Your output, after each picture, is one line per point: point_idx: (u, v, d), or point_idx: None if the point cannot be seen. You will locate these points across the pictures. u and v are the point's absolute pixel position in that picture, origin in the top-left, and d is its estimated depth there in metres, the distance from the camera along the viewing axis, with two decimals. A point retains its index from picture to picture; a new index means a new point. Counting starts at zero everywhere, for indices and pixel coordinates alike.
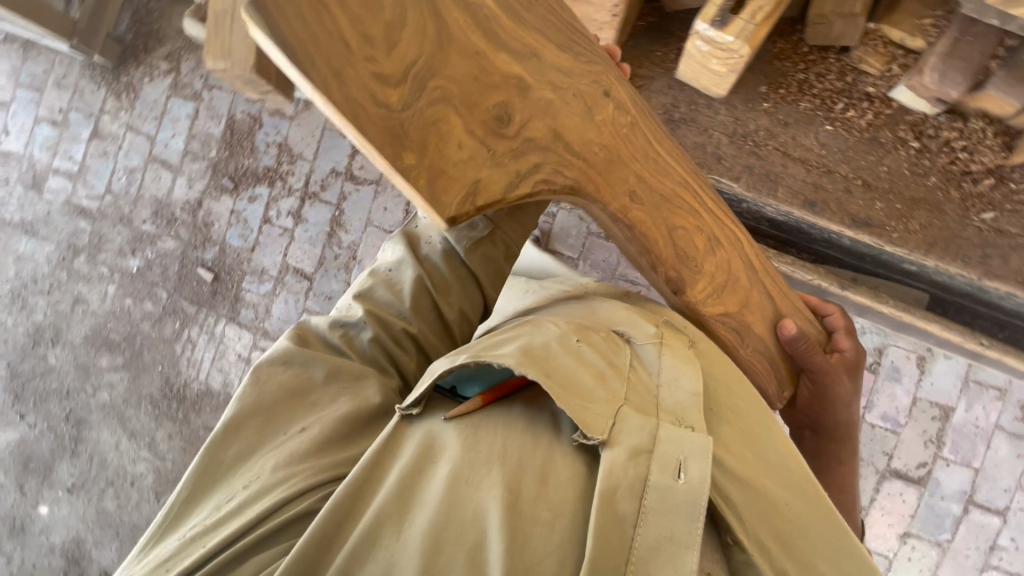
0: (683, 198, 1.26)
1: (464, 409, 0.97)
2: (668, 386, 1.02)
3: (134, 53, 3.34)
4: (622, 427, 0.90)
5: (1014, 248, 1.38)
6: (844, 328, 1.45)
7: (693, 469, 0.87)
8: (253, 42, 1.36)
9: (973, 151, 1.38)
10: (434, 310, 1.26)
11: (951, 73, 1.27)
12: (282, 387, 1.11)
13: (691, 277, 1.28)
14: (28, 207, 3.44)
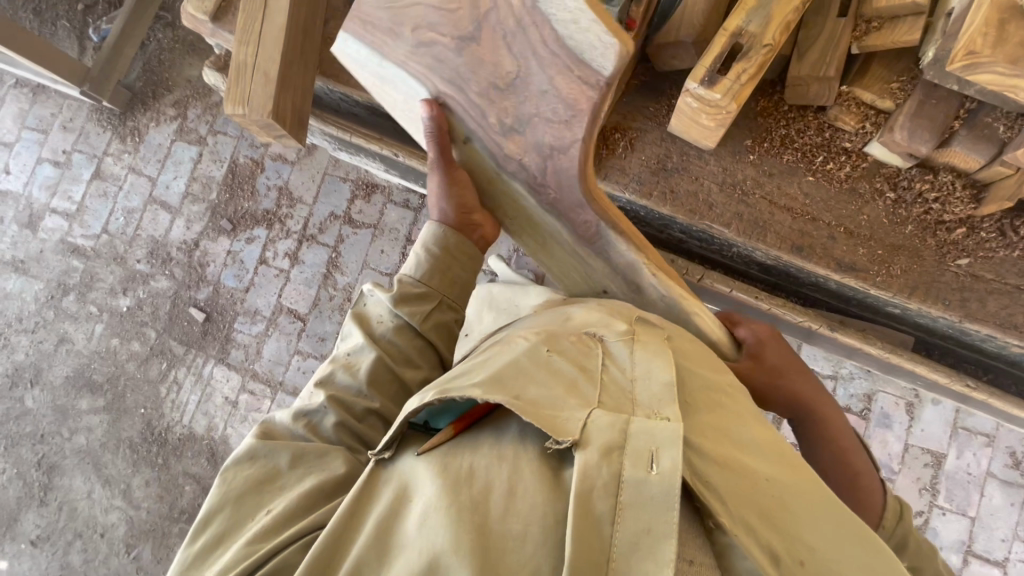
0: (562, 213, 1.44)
1: (434, 442, 0.97)
2: (642, 382, 0.95)
3: (143, 100, 3.45)
4: (591, 426, 0.85)
5: (990, 292, 1.46)
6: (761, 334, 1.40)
7: (666, 461, 0.80)
8: (271, 90, 1.47)
9: (945, 202, 1.47)
10: (394, 384, 1.33)
11: (920, 130, 1.38)
12: (249, 480, 1.16)
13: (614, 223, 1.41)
14: (21, 245, 3.43)
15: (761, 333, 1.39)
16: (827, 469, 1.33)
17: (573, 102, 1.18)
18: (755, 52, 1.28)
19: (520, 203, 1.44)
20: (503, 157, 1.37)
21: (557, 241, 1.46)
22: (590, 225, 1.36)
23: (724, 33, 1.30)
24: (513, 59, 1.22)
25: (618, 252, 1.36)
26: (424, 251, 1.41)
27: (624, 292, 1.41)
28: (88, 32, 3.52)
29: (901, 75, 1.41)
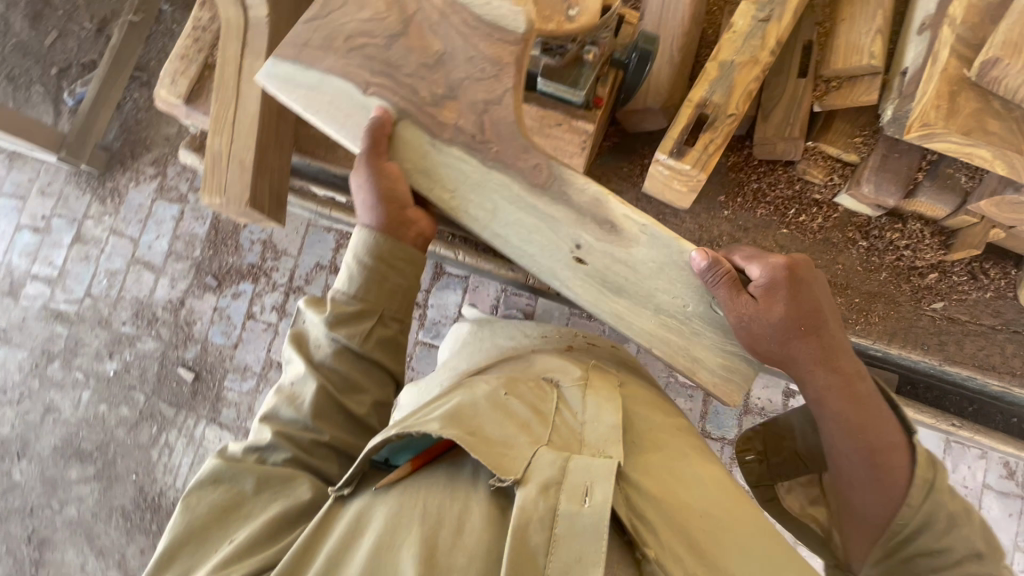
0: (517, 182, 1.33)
1: (393, 476, 1.03)
2: (590, 425, 1.06)
3: (121, 159, 3.43)
4: (535, 465, 0.93)
5: (966, 334, 1.49)
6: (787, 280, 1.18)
7: (600, 494, 0.88)
8: (245, 177, 1.47)
9: (916, 249, 1.50)
10: (342, 412, 1.26)
11: (886, 183, 1.42)
12: (213, 507, 1.13)
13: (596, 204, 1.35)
14: (4, 314, 3.39)
15: (778, 274, 1.18)
16: (841, 438, 1.16)
17: (497, 60, 1.28)
18: (720, 122, 1.31)
19: (462, 168, 1.34)
20: (437, 125, 1.33)
21: (507, 202, 1.34)
22: (541, 167, 1.32)
23: (689, 105, 1.33)
24: (439, 41, 1.32)
25: (578, 187, 1.33)
26: (356, 265, 1.31)
27: (599, 235, 1.34)
28: (63, 96, 3.51)
29: (863, 129, 1.45)
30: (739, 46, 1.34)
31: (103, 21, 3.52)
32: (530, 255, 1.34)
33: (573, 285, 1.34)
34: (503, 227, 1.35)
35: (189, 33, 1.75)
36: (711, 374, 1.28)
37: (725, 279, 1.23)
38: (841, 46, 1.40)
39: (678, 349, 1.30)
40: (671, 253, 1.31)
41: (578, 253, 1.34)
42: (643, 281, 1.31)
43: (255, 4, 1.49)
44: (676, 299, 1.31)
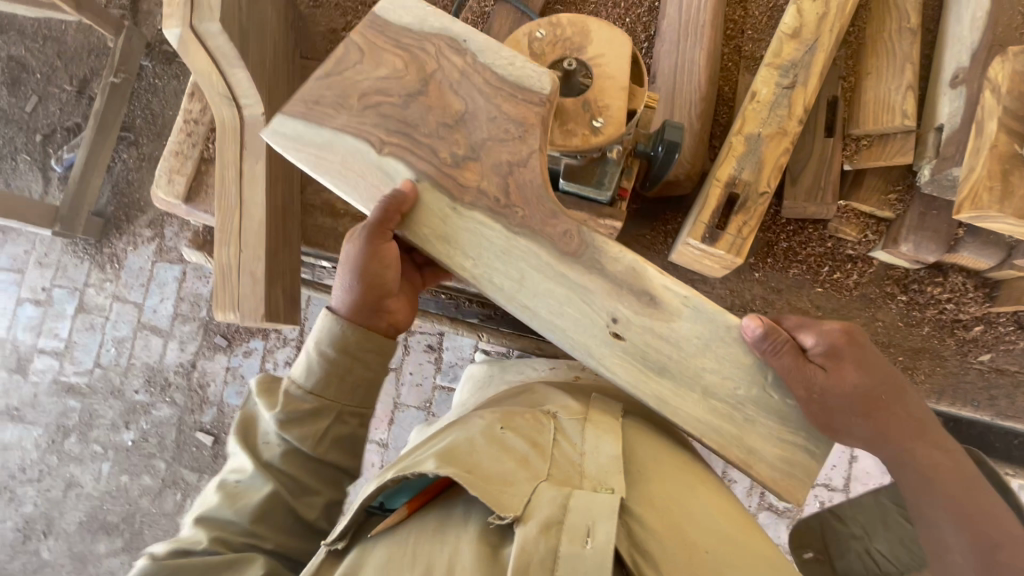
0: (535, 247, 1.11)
1: (391, 520, 0.97)
2: (591, 454, 1.00)
3: (116, 224, 3.30)
4: (536, 502, 0.89)
5: (1016, 386, 1.45)
6: (853, 352, 1.06)
7: (602, 533, 0.85)
8: (259, 291, 1.44)
9: (959, 302, 1.45)
10: (293, 519, 1.07)
11: (925, 241, 1.36)
12: None
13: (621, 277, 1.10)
14: (15, 392, 3.33)
15: (836, 340, 1.06)
16: (954, 526, 1.03)
17: (522, 120, 1.06)
18: (753, 203, 1.25)
19: (483, 235, 1.09)
20: (457, 188, 1.09)
21: (535, 268, 1.09)
22: (571, 234, 1.09)
23: (717, 184, 1.26)
24: (461, 100, 1.09)
25: (611, 257, 1.10)
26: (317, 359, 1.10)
27: (637, 309, 1.10)
28: (50, 162, 3.38)
29: (897, 185, 1.38)
30: (764, 117, 1.27)
31: (83, 81, 3.34)
32: (564, 330, 1.09)
33: (611, 364, 1.09)
34: (530, 296, 1.09)
35: (182, 127, 1.68)
36: (772, 469, 1.07)
37: (790, 353, 1.05)
38: (870, 102, 1.34)
39: (732, 440, 1.07)
40: (717, 328, 1.09)
41: (615, 328, 1.10)
42: (689, 360, 1.09)
43: (251, 104, 1.45)
44: (728, 381, 1.09)
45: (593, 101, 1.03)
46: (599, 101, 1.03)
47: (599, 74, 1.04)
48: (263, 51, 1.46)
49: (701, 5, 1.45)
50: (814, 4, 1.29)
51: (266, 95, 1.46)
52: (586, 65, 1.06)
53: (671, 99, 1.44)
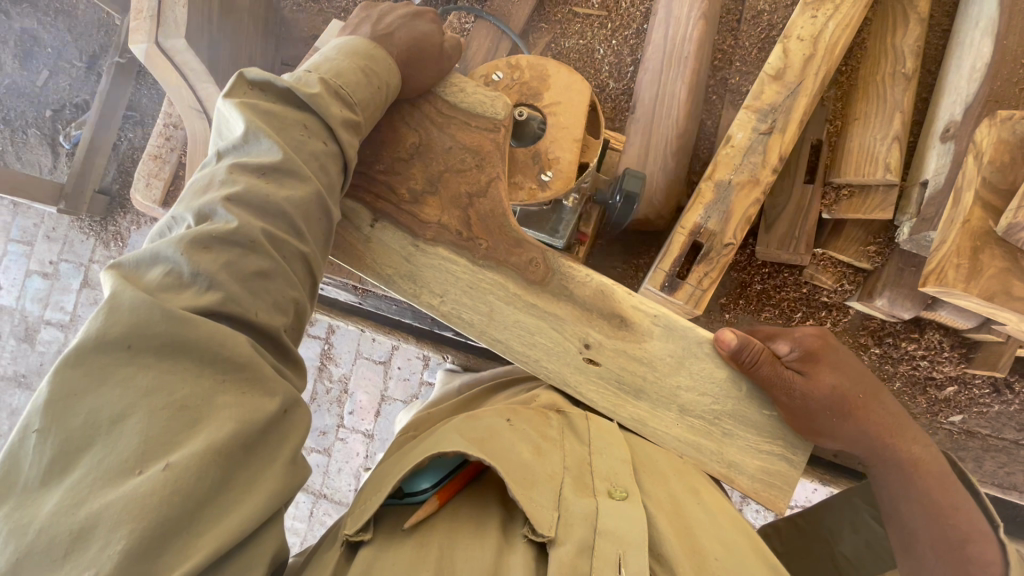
0: (534, 265, 1.03)
1: (422, 514, 0.83)
2: (600, 453, 0.91)
3: (122, 202, 2.90)
4: (568, 521, 0.79)
5: (986, 450, 1.42)
6: (822, 352, 1.04)
7: (635, 566, 0.75)
8: None
9: (934, 360, 1.39)
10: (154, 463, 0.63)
11: (900, 299, 1.29)
12: None
13: (596, 302, 1.05)
14: (22, 359, 3.09)
15: (812, 345, 1.04)
16: (925, 523, 0.99)
17: (477, 148, 1.02)
18: (716, 254, 1.20)
19: (448, 269, 1.03)
20: (418, 224, 1.03)
21: (504, 302, 1.03)
22: (538, 263, 1.03)
23: (682, 232, 1.22)
24: (414, 131, 1.03)
25: (579, 280, 1.04)
26: (193, 222, 0.73)
27: (608, 332, 1.05)
28: (59, 139, 2.97)
29: (877, 237, 1.32)
30: (738, 163, 1.22)
31: (93, 58, 2.92)
32: (533, 360, 1.03)
33: (583, 389, 1.04)
34: (499, 329, 1.03)
35: (161, 131, 1.70)
36: (752, 480, 1.03)
37: (772, 358, 1.01)
38: (854, 150, 1.27)
39: (710, 455, 1.04)
40: (689, 343, 1.05)
41: (588, 354, 1.04)
42: (664, 380, 1.04)
43: None
44: (704, 396, 1.04)
45: (544, 152, 1.02)
46: (550, 153, 1.01)
47: (553, 124, 1.02)
48: (238, 62, 1.43)
49: (688, 34, 1.37)
50: (802, 44, 1.22)
51: None
52: (538, 109, 1.04)
53: (648, 132, 1.38)
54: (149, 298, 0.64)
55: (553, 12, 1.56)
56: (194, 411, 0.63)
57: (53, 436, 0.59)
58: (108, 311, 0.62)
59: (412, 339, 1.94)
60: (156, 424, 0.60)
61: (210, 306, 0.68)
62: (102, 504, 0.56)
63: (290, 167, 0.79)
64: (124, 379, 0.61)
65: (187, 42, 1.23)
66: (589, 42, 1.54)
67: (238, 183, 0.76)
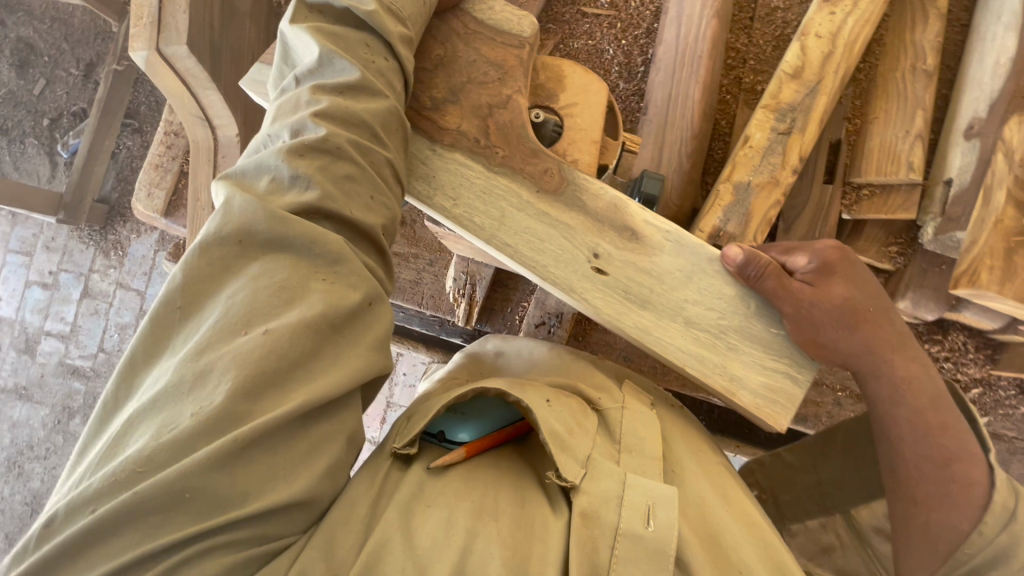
0: (552, 174, 0.96)
1: (447, 460, 0.81)
2: (631, 449, 0.84)
3: (121, 211, 2.88)
4: (596, 476, 0.78)
5: (1015, 454, 1.38)
6: (835, 264, 0.96)
7: (662, 517, 0.73)
8: None
9: (958, 363, 1.36)
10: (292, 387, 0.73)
11: (924, 300, 1.27)
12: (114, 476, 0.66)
13: (611, 212, 0.97)
14: (22, 371, 3.05)
15: (829, 257, 0.96)
16: (913, 449, 0.93)
17: (501, 62, 0.97)
18: None
19: (463, 175, 0.96)
20: (437, 129, 0.97)
21: (516, 208, 0.96)
22: (553, 172, 0.97)
23: (700, 236, 1.18)
24: (441, 46, 0.99)
25: (593, 192, 0.97)
26: (291, 138, 0.76)
27: (619, 244, 0.97)
28: (57, 148, 2.95)
29: (898, 237, 1.29)
30: (757, 164, 1.18)
31: (90, 65, 2.90)
32: (541, 266, 0.95)
33: (589, 297, 0.95)
34: (507, 232, 0.95)
35: (162, 139, 1.66)
36: (753, 396, 0.94)
37: (777, 267, 0.93)
38: (875, 148, 1.24)
39: (713, 367, 0.94)
40: (700, 258, 0.97)
41: (598, 263, 0.96)
42: (671, 291, 0.96)
43: (225, 124, 1.42)
44: (712, 310, 0.96)
45: (560, 155, 1.00)
46: (567, 156, 0.99)
47: (570, 126, 1.00)
48: (241, 64, 1.40)
49: (700, 32, 1.34)
50: (820, 41, 1.19)
51: (241, 114, 1.42)
52: (555, 111, 1.01)
53: (661, 133, 1.35)
54: (257, 201, 0.70)
55: (559, 12, 1.53)
56: (293, 292, 0.68)
57: (189, 304, 0.67)
58: (224, 211, 0.69)
59: (422, 346, 1.87)
60: (262, 298, 0.67)
61: (311, 205, 0.71)
62: (219, 353, 0.63)
63: (366, 85, 0.81)
64: (239, 269, 0.69)
65: (189, 49, 1.20)
66: (597, 42, 1.51)
67: (321, 101, 0.78)
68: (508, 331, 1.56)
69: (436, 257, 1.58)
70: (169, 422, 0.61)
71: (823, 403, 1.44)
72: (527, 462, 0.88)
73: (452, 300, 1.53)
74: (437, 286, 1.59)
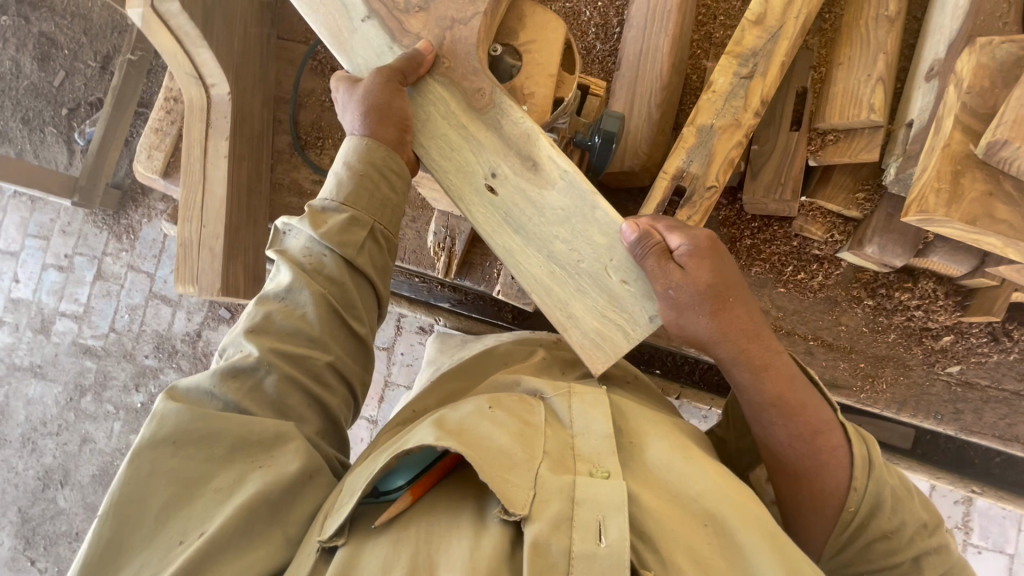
0: (483, 99, 1.03)
1: (394, 510, 0.83)
2: (583, 435, 0.88)
3: (133, 195, 2.98)
4: (544, 496, 0.78)
5: (986, 402, 1.39)
6: (708, 251, 0.94)
7: (614, 530, 0.75)
8: (217, 267, 1.52)
9: (929, 309, 1.37)
10: (348, 330, 1.02)
11: (890, 245, 1.28)
12: (182, 457, 0.86)
13: (521, 136, 1.02)
14: (38, 350, 3.16)
15: (707, 242, 0.94)
16: (783, 424, 0.94)
17: None
18: (699, 197, 1.21)
19: (438, 112, 1.05)
20: (399, 30, 1.06)
21: (442, 117, 1.05)
22: (484, 92, 1.03)
23: (664, 177, 1.22)
24: None
25: (512, 116, 1.01)
26: (345, 172, 1.02)
27: (517, 169, 1.02)
28: (74, 136, 3.08)
29: (866, 183, 1.30)
30: (719, 107, 1.22)
31: (107, 58, 3.02)
32: (443, 172, 1.05)
33: (472, 211, 1.03)
34: (423, 135, 1.06)
35: (162, 105, 1.74)
36: (583, 336, 1.00)
37: (663, 251, 0.94)
38: (839, 94, 1.26)
39: (551, 301, 1.01)
40: (584, 206, 1.00)
41: (492, 182, 1.03)
42: (546, 223, 1.01)
43: (217, 83, 1.49)
44: (573, 251, 1.00)
45: (519, 89, 1.06)
46: (525, 88, 1.06)
47: (529, 62, 1.06)
48: (232, 28, 1.47)
49: None
50: None
51: (232, 75, 1.50)
52: (515, 50, 1.07)
53: (633, 85, 1.39)
54: (306, 259, 1.01)
55: None
56: (336, 308, 1.00)
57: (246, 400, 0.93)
58: (281, 300, 0.99)
59: (406, 303, 1.94)
60: (314, 313, 0.98)
61: (349, 300, 1.01)
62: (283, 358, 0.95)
63: (382, 209, 1.03)
64: (290, 314, 0.98)
65: (181, 6, 1.27)
66: (575, 5, 1.57)
67: (345, 212, 1.01)
68: (486, 284, 1.61)
69: (418, 214, 1.64)
70: (256, 391, 0.93)
71: (794, 352, 1.46)
72: (473, 479, 0.88)
73: (433, 254, 1.58)
74: (419, 242, 1.65)
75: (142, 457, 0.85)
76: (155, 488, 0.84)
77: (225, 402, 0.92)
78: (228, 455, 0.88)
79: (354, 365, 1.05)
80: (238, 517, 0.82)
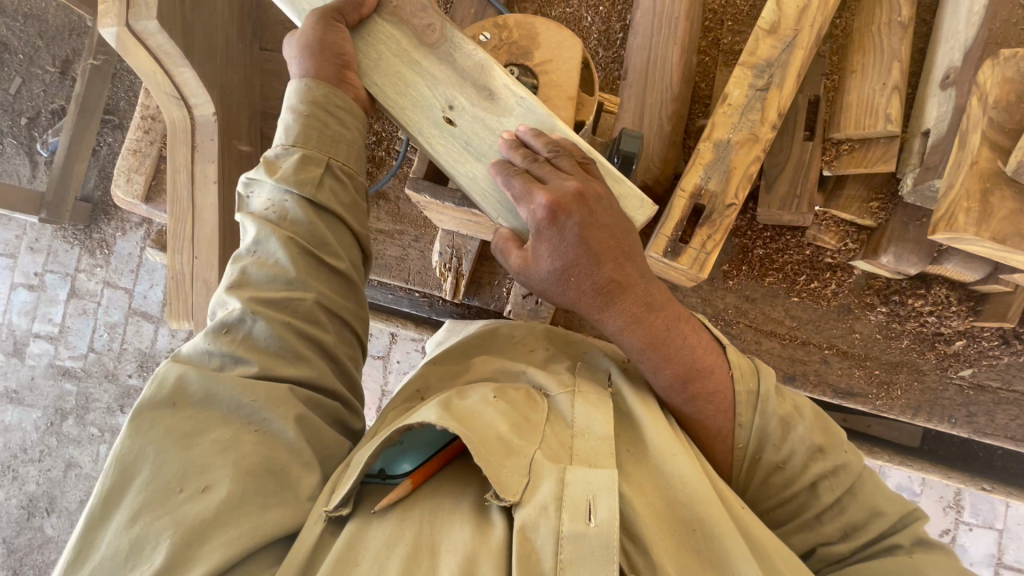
0: (434, 35, 0.97)
1: (394, 496, 0.77)
2: (583, 434, 0.83)
3: (105, 209, 2.83)
4: (536, 482, 0.75)
5: (997, 403, 1.41)
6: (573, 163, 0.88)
7: (603, 508, 0.72)
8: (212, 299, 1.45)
9: (942, 316, 1.38)
10: (330, 269, 0.92)
11: (906, 254, 1.27)
12: (183, 418, 0.76)
13: (479, 69, 0.95)
14: (12, 374, 3.01)
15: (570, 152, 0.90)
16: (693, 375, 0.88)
17: None
18: (719, 216, 1.17)
19: (384, 52, 0.98)
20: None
21: (394, 54, 0.98)
22: (435, 27, 0.97)
23: (682, 195, 1.18)
24: None
25: (465, 48, 0.96)
26: (291, 117, 0.93)
27: (474, 100, 0.96)
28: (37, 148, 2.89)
29: (879, 192, 1.29)
30: (736, 121, 1.18)
31: (67, 62, 2.82)
32: (399, 109, 0.97)
33: (436, 145, 0.96)
34: (376, 72, 0.98)
35: (139, 124, 1.63)
36: None
37: (519, 172, 0.88)
38: (853, 102, 1.24)
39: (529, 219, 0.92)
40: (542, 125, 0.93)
41: (450, 114, 0.96)
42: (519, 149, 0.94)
43: (201, 103, 1.39)
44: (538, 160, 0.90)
45: None
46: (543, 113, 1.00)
47: (545, 82, 1.01)
48: (214, 41, 1.37)
49: None
50: None
51: (217, 94, 1.41)
52: (529, 70, 1.02)
53: (642, 93, 1.33)
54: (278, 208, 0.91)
55: None
56: (316, 254, 0.91)
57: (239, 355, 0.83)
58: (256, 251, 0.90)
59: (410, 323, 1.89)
60: (297, 254, 0.88)
61: (330, 242, 0.92)
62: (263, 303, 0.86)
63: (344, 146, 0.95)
64: (265, 260, 0.89)
65: (160, 25, 1.16)
66: (575, 10, 1.51)
67: (296, 152, 0.91)
68: (496, 304, 1.57)
69: (420, 233, 1.58)
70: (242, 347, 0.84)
71: (810, 361, 1.46)
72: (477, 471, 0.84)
73: (439, 275, 1.53)
74: (423, 261, 1.60)
75: (141, 420, 0.75)
76: (152, 451, 0.73)
77: (223, 360, 0.83)
78: (228, 413, 0.79)
79: (344, 302, 0.95)
80: (245, 475, 0.73)
